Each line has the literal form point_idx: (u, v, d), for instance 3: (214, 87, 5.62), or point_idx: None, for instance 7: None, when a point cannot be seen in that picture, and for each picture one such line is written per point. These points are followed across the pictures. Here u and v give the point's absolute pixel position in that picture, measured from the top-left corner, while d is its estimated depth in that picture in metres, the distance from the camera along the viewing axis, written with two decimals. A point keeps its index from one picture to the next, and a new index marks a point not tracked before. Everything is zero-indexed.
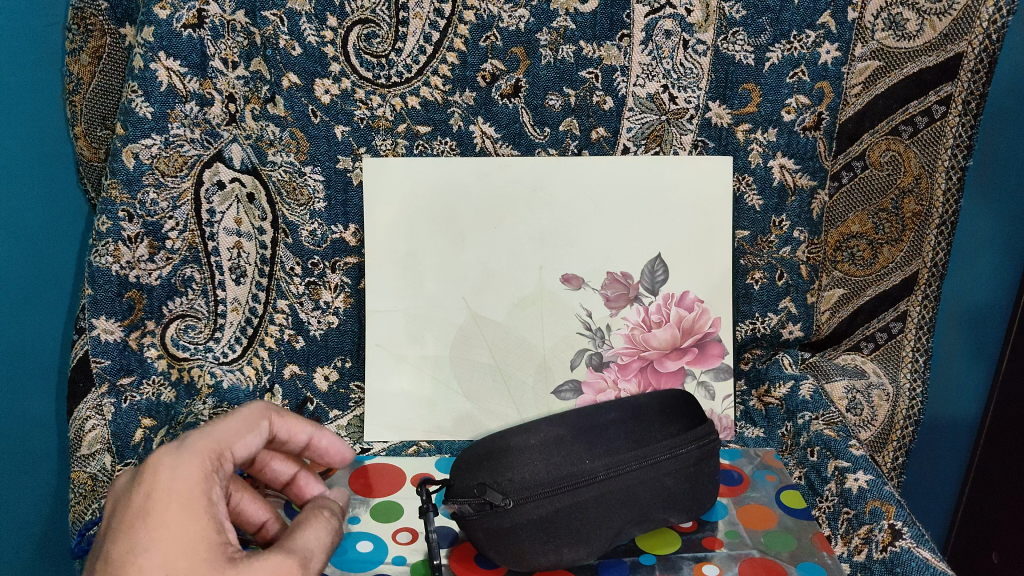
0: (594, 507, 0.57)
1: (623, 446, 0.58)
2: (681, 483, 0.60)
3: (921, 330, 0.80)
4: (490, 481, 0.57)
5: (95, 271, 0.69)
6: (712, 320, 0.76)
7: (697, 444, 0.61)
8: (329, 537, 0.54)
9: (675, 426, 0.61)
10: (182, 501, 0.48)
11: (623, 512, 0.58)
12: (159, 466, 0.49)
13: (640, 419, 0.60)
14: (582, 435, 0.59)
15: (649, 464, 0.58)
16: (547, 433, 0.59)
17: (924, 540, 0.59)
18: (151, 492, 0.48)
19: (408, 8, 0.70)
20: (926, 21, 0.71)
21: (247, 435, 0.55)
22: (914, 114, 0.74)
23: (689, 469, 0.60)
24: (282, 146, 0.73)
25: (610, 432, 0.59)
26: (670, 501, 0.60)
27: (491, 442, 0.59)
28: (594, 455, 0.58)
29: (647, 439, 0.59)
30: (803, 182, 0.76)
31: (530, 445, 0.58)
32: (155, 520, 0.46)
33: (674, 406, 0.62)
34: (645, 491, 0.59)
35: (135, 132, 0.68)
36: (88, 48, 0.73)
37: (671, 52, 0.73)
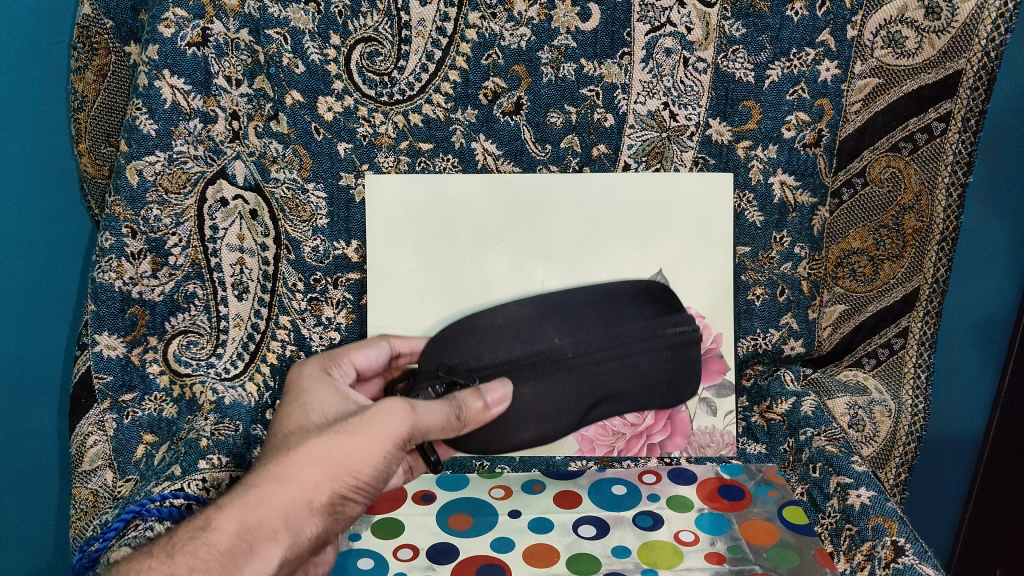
0: (563, 383, 0.66)
1: (590, 326, 0.67)
2: (652, 364, 0.68)
3: (922, 346, 0.81)
4: (455, 360, 0.66)
5: (98, 287, 0.70)
6: (713, 336, 0.76)
7: (672, 329, 0.69)
8: (451, 405, 0.58)
9: (648, 311, 0.69)
10: (315, 377, 0.66)
11: (595, 385, 0.67)
12: (303, 363, 0.68)
13: (607, 302, 0.69)
14: (549, 316, 0.68)
15: (618, 343, 0.67)
16: (515, 312, 0.68)
17: (926, 556, 0.59)
18: (298, 379, 0.66)
19: (410, 26, 0.71)
20: (926, 39, 0.71)
21: (366, 348, 0.71)
22: (913, 131, 0.75)
23: (665, 350, 0.69)
24: (284, 163, 0.74)
25: (580, 313, 0.68)
26: (642, 380, 0.69)
27: (465, 327, 0.68)
28: (562, 334, 0.66)
29: (616, 321, 0.68)
30: (804, 199, 0.76)
31: (499, 323, 0.68)
32: (301, 393, 0.64)
33: (647, 294, 0.70)
34: (613, 368, 0.67)
35: (139, 149, 0.69)
36: (93, 66, 0.73)
37: (671, 69, 0.73)
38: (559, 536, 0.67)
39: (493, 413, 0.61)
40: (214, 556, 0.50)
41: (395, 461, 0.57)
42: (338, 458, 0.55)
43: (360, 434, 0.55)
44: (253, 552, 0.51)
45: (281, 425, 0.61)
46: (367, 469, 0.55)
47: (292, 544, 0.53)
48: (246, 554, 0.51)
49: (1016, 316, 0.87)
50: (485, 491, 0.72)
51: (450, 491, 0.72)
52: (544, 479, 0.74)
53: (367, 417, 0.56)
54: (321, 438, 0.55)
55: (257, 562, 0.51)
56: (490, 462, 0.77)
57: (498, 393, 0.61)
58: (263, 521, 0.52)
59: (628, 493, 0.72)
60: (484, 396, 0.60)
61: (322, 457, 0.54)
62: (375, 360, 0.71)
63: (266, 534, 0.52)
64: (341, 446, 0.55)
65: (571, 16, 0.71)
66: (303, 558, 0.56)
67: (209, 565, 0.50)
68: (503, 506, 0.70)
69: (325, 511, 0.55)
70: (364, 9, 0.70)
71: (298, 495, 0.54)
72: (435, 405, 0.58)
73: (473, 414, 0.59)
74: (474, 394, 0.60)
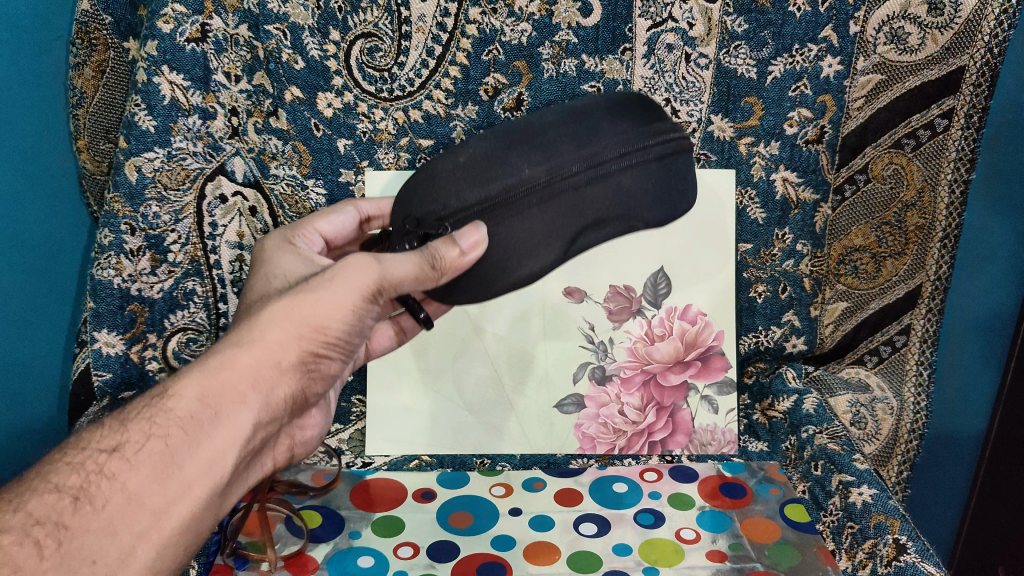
0: (543, 217, 0.50)
1: (566, 148, 0.50)
2: (642, 185, 0.52)
3: (924, 343, 0.81)
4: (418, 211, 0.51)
5: (98, 284, 0.70)
6: (714, 334, 0.77)
7: (659, 140, 0.52)
8: (422, 253, 0.48)
9: (624, 123, 0.52)
10: (277, 247, 0.59)
11: (574, 217, 0.51)
12: (264, 238, 0.61)
13: (577, 118, 0.52)
14: (515, 145, 0.51)
15: (597, 164, 0.50)
16: (474, 148, 0.52)
17: (927, 554, 0.59)
18: (260, 252, 0.59)
19: (410, 22, 0.70)
20: (928, 34, 0.71)
21: (331, 214, 0.64)
22: (916, 128, 0.75)
23: (653, 163, 0.52)
24: (284, 159, 0.74)
25: (550, 135, 0.50)
26: (634, 202, 0.52)
27: (421, 176, 0.53)
28: (532, 162, 0.49)
29: (594, 138, 0.51)
30: (806, 195, 0.76)
31: (458, 163, 0.51)
32: (264, 262, 0.58)
33: (625, 107, 0.53)
34: (596, 201, 0.51)
35: (137, 145, 0.68)
36: (91, 62, 0.73)
37: (673, 65, 0.73)
38: (559, 533, 0.67)
39: (472, 261, 0.49)
40: (175, 421, 0.44)
41: (369, 313, 0.50)
42: (302, 314, 0.47)
43: (322, 292, 0.48)
44: (220, 419, 0.45)
45: (247, 297, 0.55)
46: (336, 322, 0.49)
47: (264, 406, 0.47)
48: (213, 420, 0.45)
49: (1016, 323, 0.87)
50: (485, 489, 0.72)
51: (451, 488, 0.72)
52: (545, 477, 0.73)
53: (327, 277, 0.48)
54: (278, 301, 0.48)
55: (227, 428, 0.45)
56: (491, 460, 0.77)
57: (473, 236, 0.48)
58: (228, 385, 0.46)
59: (629, 491, 0.72)
60: (457, 242, 0.48)
61: (284, 318, 0.47)
62: (345, 227, 0.65)
63: (232, 399, 0.45)
64: (302, 305, 0.48)
65: (573, 11, 0.70)
66: (281, 419, 0.50)
67: (168, 431, 0.43)
68: (504, 504, 0.70)
69: (297, 369, 0.49)
70: (364, 5, 0.69)
71: (263, 357, 0.47)
72: (404, 258, 0.48)
73: (450, 262, 0.48)
74: (446, 241, 0.48)
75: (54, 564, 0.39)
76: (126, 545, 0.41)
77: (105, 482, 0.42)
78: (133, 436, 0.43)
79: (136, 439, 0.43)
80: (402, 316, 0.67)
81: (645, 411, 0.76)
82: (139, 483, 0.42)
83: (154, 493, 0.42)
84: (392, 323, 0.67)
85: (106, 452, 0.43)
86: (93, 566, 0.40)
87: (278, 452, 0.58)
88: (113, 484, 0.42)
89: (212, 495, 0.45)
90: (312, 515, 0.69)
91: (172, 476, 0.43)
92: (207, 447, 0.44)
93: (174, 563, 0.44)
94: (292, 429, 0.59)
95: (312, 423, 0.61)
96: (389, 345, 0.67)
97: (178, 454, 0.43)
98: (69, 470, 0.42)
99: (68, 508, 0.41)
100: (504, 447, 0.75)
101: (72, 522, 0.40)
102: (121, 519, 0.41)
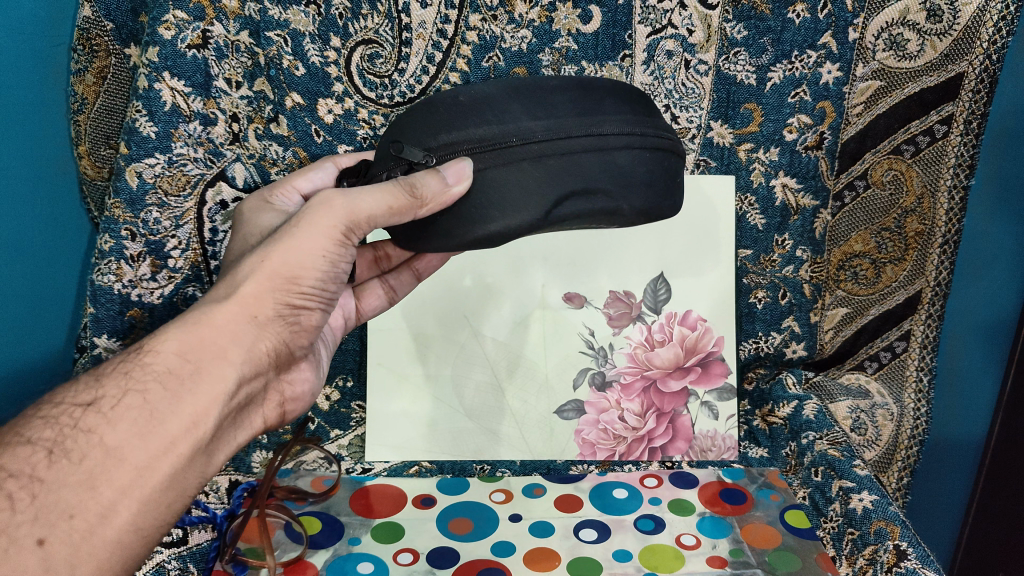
0: (528, 177, 0.47)
1: (567, 110, 0.47)
2: (635, 167, 0.49)
3: (924, 349, 0.81)
4: (410, 141, 0.50)
5: (98, 290, 0.69)
6: (715, 340, 0.77)
7: (658, 135, 0.50)
8: (398, 184, 0.47)
9: (628, 107, 0.50)
10: (256, 207, 0.61)
11: (562, 181, 0.47)
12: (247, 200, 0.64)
13: (588, 88, 0.49)
14: (519, 94, 0.48)
15: (595, 136, 0.47)
16: (479, 91, 0.49)
17: (929, 561, 0.59)
18: (243, 218, 0.61)
19: (411, 29, 0.71)
20: (927, 41, 0.71)
21: (310, 172, 0.63)
22: (915, 134, 0.75)
23: (649, 153, 0.50)
24: (284, 166, 0.74)
25: (556, 95, 0.48)
26: (626, 182, 0.49)
27: (428, 104, 0.51)
28: (533, 116, 0.47)
29: (597, 112, 0.48)
30: (806, 201, 0.76)
31: (458, 102, 0.50)
32: (245, 228, 0.59)
33: (632, 93, 0.51)
34: (588, 166, 0.48)
35: (138, 151, 0.68)
36: (93, 68, 0.73)
37: (673, 72, 0.73)
38: (560, 539, 0.67)
39: (456, 195, 0.48)
40: (153, 376, 0.44)
41: (342, 258, 0.50)
42: (275, 268, 0.47)
43: (291, 237, 0.48)
44: (201, 373, 0.45)
45: (230, 258, 0.57)
46: (309, 270, 0.49)
47: (247, 360, 0.47)
48: (194, 375, 0.45)
49: (1016, 329, 0.87)
50: (485, 495, 0.72)
51: (450, 494, 0.72)
52: (546, 482, 0.73)
53: (295, 221, 0.49)
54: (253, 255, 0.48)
55: (209, 382, 0.45)
56: (491, 466, 0.76)
57: (458, 169, 0.48)
58: (208, 341, 0.46)
59: (629, 497, 0.72)
60: (442, 174, 0.47)
61: (257, 271, 0.47)
62: (324, 184, 0.64)
63: (213, 354, 0.46)
64: (274, 255, 0.48)
65: (573, 18, 0.71)
66: (265, 373, 0.50)
67: (147, 386, 0.43)
68: (504, 510, 0.70)
69: (278, 323, 0.49)
70: (364, 12, 0.70)
71: (240, 310, 0.47)
72: (377, 191, 0.48)
73: (432, 192, 0.47)
74: (428, 173, 0.47)
75: (29, 517, 0.39)
76: (106, 500, 0.40)
77: (81, 436, 0.41)
78: (109, 391, 0.43)
79: (111, 393, 0.43)
80: (391, 274, 0.69)
81: (645, 417, 0.76)
82: (118, 437, 0.42)
83: (134, 449, 0.42)
84: (381, 283, 0.68)
85: (81, 407, 0.43)
86: (71, 520, 0.39)
87: (269, 408, 0.54)
88: (90, 438, 0.41)
89: (195, 453, 0.44)
90: (312, 521, 0.69)
91: (152, 431, 0.42)
92: (190, 402, 0.44)
93: (156, 523, 0.43)
94: (281, 384, 0.55)
95: (302, 376, 0.57)
96: (379, 304, 0.69)
97: (158, 410, 0.43)
98: (41, 425, 0.42)
99: (42, 461, 0.40)
100: (503, 452, 0.75)
101: (47, 475, 0.40)
102: (99, 472, 0.41)
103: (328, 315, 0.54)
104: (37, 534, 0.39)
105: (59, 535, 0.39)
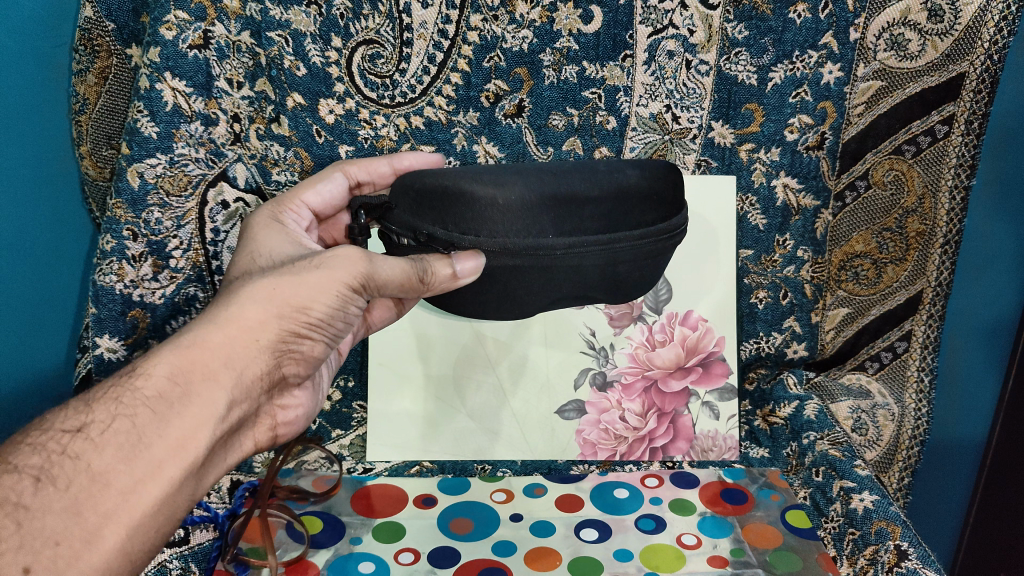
0: (538, 282, 0.52)
1: (594, 229, 0.49)
2: (634, 274, 0.54)
3: (926, 349, 0.81)
4: (435, 231, 0.50)
5: (100, 290, 0.69)
6: (715, 340, 0.77)
7: (669, 238, 0.53)
8: (412, 266, 0.50)
9: (653, 215, 0.51)
10: (264, 223, 0.59)
11: (565, 288, 0.53)
12: (252, 213, 0.61)
13: (622, 199, 0.49)
14: (556, 208, 0.48)
15: (611, 252, 0.50)
16: (516, 195, 0.48)
17: (929, 561, 0.59)
18: (250, 225, 0.59)
19: (412, 29, 0.71)
20: (928, 41, 0.71)
21: (318, 184, 0.63)
22: (917, 134, 0.75)
23: (654, 259, 0.54)
24: (286, 166, 0.74)
25: (589, 208, 0.48)
26: (619, 286, 0.55)
27: (457, 192, 0.48)
28: (558, 232, 0.49)
29: (620, 224, 0.50)
30: (807, 202, 0.76)
31: (493, 202, 0.48)
32: (252, 235, 0.57)
33: (663, 188, 0.51)
34: (594, 275, 0.52)
35: (140, 151, 0.68)
36: (94, 69, 0.71)
37: (674, 72, 0.73)
38: (560, 539, 0.67)
39: (462, 283, 0.51)
40: (143, 401, 0.44)
41: (353, 301, 0.51)
42: (271, 285, 0.48)
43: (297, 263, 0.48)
44: (191, 396, 0.45)
45: (234, 265, 0.54)
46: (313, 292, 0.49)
47: (237, 384, 0.47)
48: (183, 398, 0.45)
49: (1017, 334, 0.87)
50: (486, 495, 0.72)
51: (451, 494, 0.72)
52: (546, 482, 0.73)
53: (316, 263, 0.50)
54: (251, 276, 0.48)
55: (198, 405, 0.45)
56: (492, 466, 0.76)
57: (469, 264, 0.49)
58: (200, 361, 0.46)
59: (630, 497, 0.72)
60: (452, 263, 0.49)
61: (254, 294, 0.47)
62: (333, 196, 0.64)
63: (204, 375, 0.45)
64: (284, 287, 0.48)
65: (573, 18, 0.70)
66: (259, 398, 0.50)
67: (136, 411, 0.43)
68: (504, 510, 0.70)
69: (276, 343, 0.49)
70: (365, 12, 0.70)
71: (236, 333, 0.47)
72: (395, 262, 0.50)
73: (440, 281, 0.50)
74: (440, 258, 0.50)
75: (13, 546, 0.38)
76: (92, 525, 0.41)
77: (68, 463, 0.42)
78: (98, 416, 0.43)
79: (101, 419, 0.43)
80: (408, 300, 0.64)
81: (645, 417, 0.76)
82: (105, 463, 0.42)
83: (120, 473, 0.42)
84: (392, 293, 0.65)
85: (69, 433, 0.43)
86: (56, 547, 0.39)
87: (260, 431, 0.54)
88: (76, 464, 0.42)
89: (186, 476, 0.44)
90: (313, 521, 0.69)
91: (139, 455, 0.42)
92: (177, 425, 0.44)
93: (145, 546, 0.43)
94: (273, 408, 0.55)
95: (295, 402, 0.57)
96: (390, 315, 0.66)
97: (146, 434, 0.43)
98: (29, 451, 0.42)
99: (28, 488, 0.40)
100: (504, 453, 0.75)
101: (33, 502, 0.40)
102: (85, 498, 0.41)
103: (331, 347, 0.54)
104: (21, 562, 0.38)
105: (44, 562, 0.39)
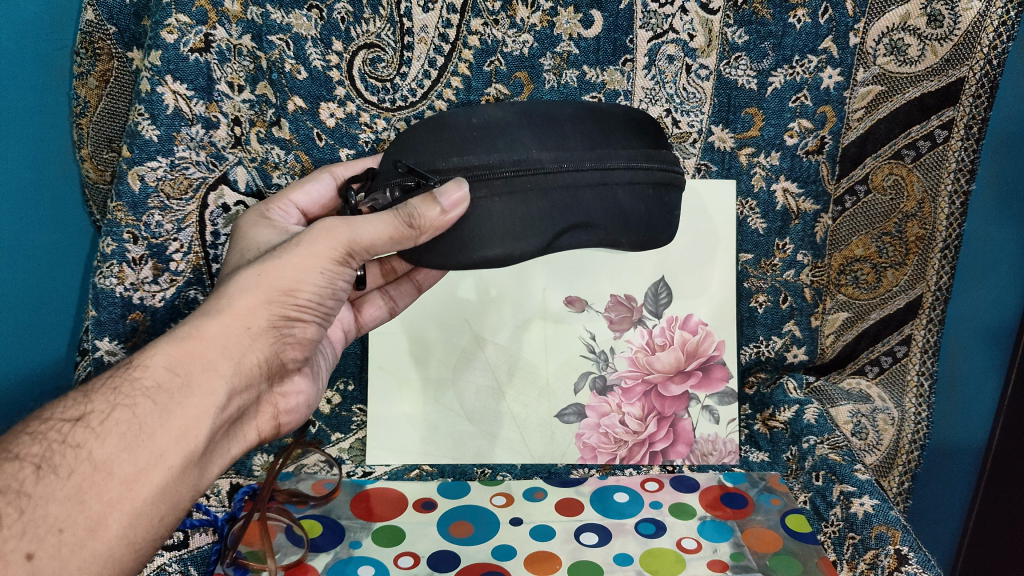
0: (536, 208, 0.50)
1: (577, 144, 0.51)
2: (635, 205, 0.53)
3: (926, 353, 0.81)
4: (415, 159, 0.50)
5: (100, 293, 0.69)
6: (716, 344, 0.77)
7: (659, 167, 0.54)
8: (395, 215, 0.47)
9: (635, 142, 0.53)
10: (252, 221, 0.59)
11: (569, 217, 0.51)
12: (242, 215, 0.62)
13: (599, 122, 0.53)
14: (533, 123, 0.51)
15: (603, 169, 0.51)
16: (494, 116, 0.52)
17: (929, 565, 0.59)
18: (240, 228, 0.59)
19: (413, 33, 0.71)
20: (928, 46, 0.71)
21: (307, 184, 0.63)
22: (916, 139, 0.75)
23: (649, 189, 0.53)
24: (286, 169, 0.74)
25: (567, 126, 0.52)
26: (623, 220, 0.53)
27: (437, 121, 0.52)
28: (542, 145, 0.50)
29: (605, 146, 0.52)
30: (806, 206, 0.77)
31: (470, 124, 0.51)
32: (241, 236, 0.58)
33: (639, 126, 0.55)
34: (593, 200, 0.51)
35: (141, 154, 0.68)
36: (96, 72, 0.72)
37: (673, 77, 0.73)
38: (560, 543, 0.67)
39: (453, 220, 0.48)
40: (143, 390, 0.43)
41: (343, 277, 0.51)
42: (266, 278, 0.47)
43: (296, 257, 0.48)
44: (191, 386, 0.45)
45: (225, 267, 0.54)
46: (307, 281, 0.48)
47: (237, 372, 0.47)
48: (183, 388, 0.44)
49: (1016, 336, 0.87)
50: (486, 499, 0.72)
51: (451, 498, 0.72)
52: (546, 486, 0.73)
53: (295, 240, 0.49)
54: (250, 268, 0.48)
55: (199, 395, 0.45)
56: (492, 469, 0.76)
57: (454, 195, 0.47)
58: (198, 354, 0.45)
59: (630, 501, 0.71)
60: (439, 200, 0.47)
61: (254, 284, 0.47)
62: (322, 196, 0.64)
63: (203, 367, 0.45)
64: (271, 269, 0.48)
65: (574, 22, 0.71)
66: (257, 387, 0.50)
67: (136, 400, 0.43)
68: (504, 514, 0.70)
69: (271, 333, 0.49)
70: (366, 16, 0.70)
71: (231, 324, 0.47)
72: (377, 219, 0.47)
73: (430, 221, 0.47)
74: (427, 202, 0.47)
75: (16, 532, 0.38)
76: (96, 514, 0.41)
77: (69, 451, 0.41)
78: (98, 405, 0.43)
79: (102, 408, 0.43)
80: (392, 283, 0.68)
81: (645, 421, 0.76)
82: (107, 452, 0.42)
83: (122, 462, 0.42)
84: (381, 293, 0.68)
85: (69, 421, 0.43)
86: (60, 535, 0.40)
87: (264, 419, 0.54)
88: (78, 453, 0.41)
89: (187, 465, 0.44)
90: (314, 525, 0.69)
91: (141, 445, 0.42)
92: (178, 416, 0.44)
93: (148, 534, 0.43)
94: (275, 395, 0.55)
95: (296, 388, 0.57)
96: (380, 313, 0.68)
97: (147, 423, 0.43)
98: (30, 440, 0.42)
99: (31, 476, 0.40)
100: (503, 455, 0.75)
101: (35, 490, 0.40)
102: (87, 487, 0.41)
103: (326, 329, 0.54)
104: (26, 548, 0.38)
105: (48, 549, 0.39)
